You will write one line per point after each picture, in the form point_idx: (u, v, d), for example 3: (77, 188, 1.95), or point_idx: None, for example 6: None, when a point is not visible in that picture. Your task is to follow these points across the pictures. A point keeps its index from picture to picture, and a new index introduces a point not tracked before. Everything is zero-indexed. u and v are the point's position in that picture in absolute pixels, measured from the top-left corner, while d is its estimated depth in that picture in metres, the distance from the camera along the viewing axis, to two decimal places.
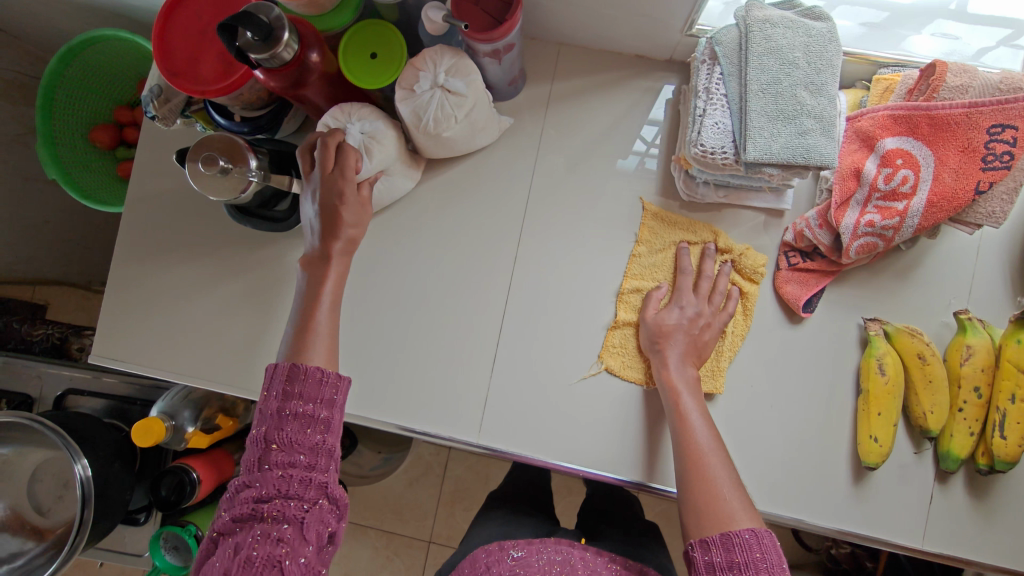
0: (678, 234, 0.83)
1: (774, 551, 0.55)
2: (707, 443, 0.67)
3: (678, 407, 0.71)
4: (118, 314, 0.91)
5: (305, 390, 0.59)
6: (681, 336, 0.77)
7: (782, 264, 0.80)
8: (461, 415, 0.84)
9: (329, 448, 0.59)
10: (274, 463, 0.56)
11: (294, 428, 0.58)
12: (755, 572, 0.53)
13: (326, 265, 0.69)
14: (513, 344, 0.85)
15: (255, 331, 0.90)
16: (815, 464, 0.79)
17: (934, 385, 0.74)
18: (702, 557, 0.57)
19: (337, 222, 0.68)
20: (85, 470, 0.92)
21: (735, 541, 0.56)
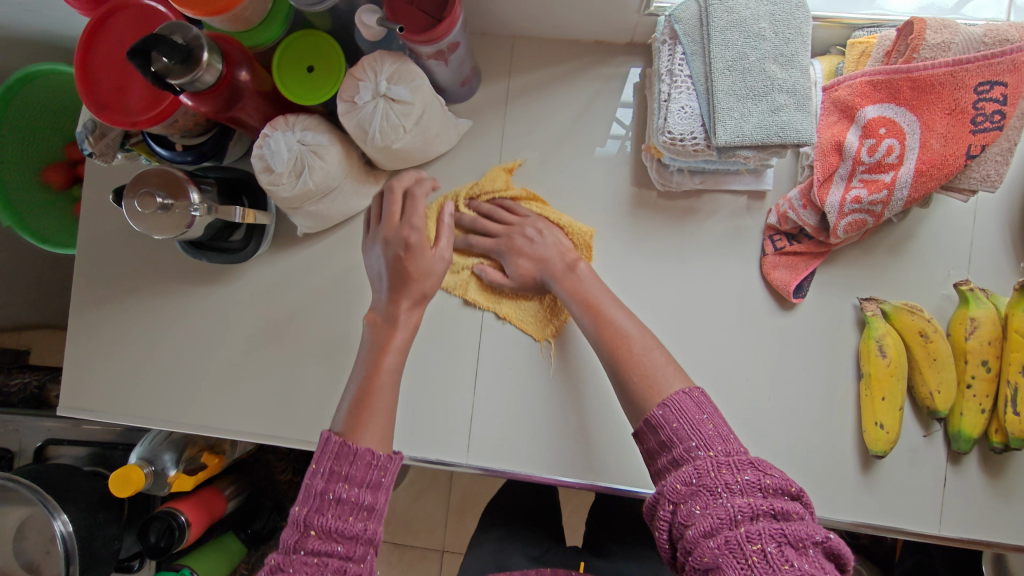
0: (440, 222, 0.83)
1: (695, 409, 0.51)
2: (631, 326, 0.64)
3: (590, 305, 0.68)
4: (82, 362, 0.87)
5: (353, 472, 0.51)
6: (545, 249, 0.76)
7: (768, 248, 0.75)
8: (447, 436, 0.81)
9: (371, 536, 0.49)
10: (309, 551, 0.47)
11: (336, 514, 0.48)
12: (682, 444, 0.49)
13: (393, 325, 0.67)
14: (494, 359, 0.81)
15: (225, 368, 0.86)
16: (820, 456, 0.75)
17: (940, 363, 0.70)
18: (643, 448, 0.53)
19: (406, 278, 0.69)
20: (65, 525, 0.89)
21: (655, 422, 0.52)
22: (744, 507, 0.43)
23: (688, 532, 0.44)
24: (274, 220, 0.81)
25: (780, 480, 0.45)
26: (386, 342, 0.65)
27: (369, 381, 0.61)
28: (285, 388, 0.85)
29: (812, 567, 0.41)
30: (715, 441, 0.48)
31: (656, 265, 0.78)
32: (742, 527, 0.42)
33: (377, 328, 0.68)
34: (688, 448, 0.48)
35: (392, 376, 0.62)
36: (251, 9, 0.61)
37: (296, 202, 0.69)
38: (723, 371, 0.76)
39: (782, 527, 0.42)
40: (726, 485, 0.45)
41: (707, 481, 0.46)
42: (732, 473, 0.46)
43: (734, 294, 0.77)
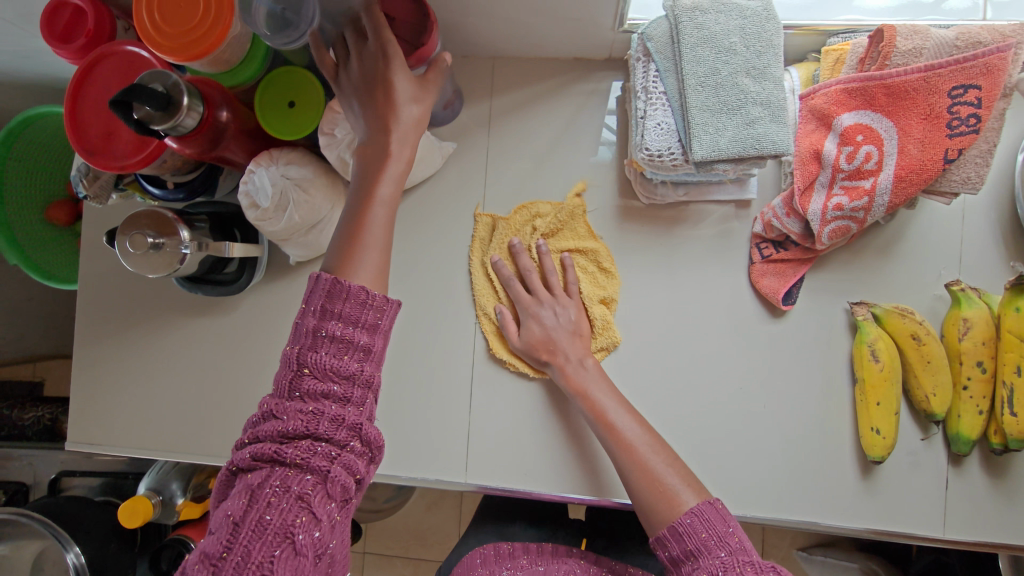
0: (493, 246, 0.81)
1: (721, 520, 0.53)
2: (635, 436, 0.64)
3: (598, 411, 0.68)
4: (88, 396, 0.89)
5: (346, 312, 0.48)
6: (561, 332, 0.75)
7: (755, 256, 0.76)
8: (445, 456, 0.81)
9: (368, 380, 0.48)
10: (305, 392, 0.46)
11: (330, 353, 0.47)
12: (708, 552, 0.51)
13: (384, 162, 0.57)
14: (487, 378, 0.82)
15: (226, 397, 0.87)
16: (819, 462, 0.75)
17: (934, 365, 0.69)
18: (665, 555, 0.54)
19: (392, 96, 0.58)
20: (78, 556, 0.91)
21: (682, 530, 0.53)
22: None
23: None
24: (266, 250, 0.83)
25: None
26: (377, 173, 0.57)
27: (366, 206, 0.56)
28: None
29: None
30: (741, 553, 0.50)
31: (645, 277, 0.78)
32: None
33: (366, 160, 0.58)
34: (715, 554, 0.50)
35: (387, 211, 0.57)
36: (229, 52, 0.62)
37: (283, 235, 0.71)
38: (717, 379, 0.76)
39: None
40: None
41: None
42: (757, 573, 0.48)
43: (724, 304, 0.77)
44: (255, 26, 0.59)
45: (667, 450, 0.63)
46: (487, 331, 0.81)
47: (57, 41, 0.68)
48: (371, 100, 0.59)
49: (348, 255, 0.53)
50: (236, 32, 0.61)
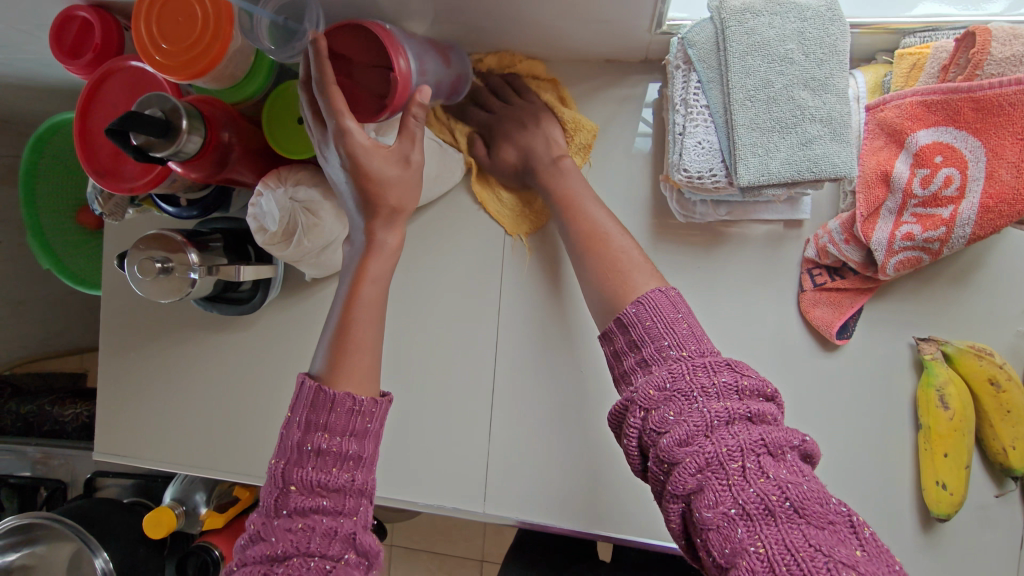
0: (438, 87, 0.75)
1: (670, 308, 0.46)
2: (608, 226, 0.61)
3: (572, 204, 0.65)
4: (113, 408, 0.89)
5: (334, 418, 0.47)
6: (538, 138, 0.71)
7: (806, 284, 0.68)
8: (464, 487, 0.78)
9: (361, 487, 0.46)
10: (293, 508, 0.44)
11: (317, 466, 0.45)
12: (653, 343, 0.44)
13: (366, 257, 0.53)
14: (509, 404, 0.77)
15: (244, 414, 0.86)
16: (874, 513, 0.67)
17: (1015, 415, 0.61)
18: (611, 349, 0.49)
19: (366, 188, 0.51)
20: (106, 562, 0.92)
21: (628, 321, 0.47)
22: (721, 411, 0.38)
23: (661, 441, 0.39)
24: (281, 268, 0.80)
25: (757, 380, 0.41)
26: (360, 273, 0.53)
27: (347, 309, 0.52)
28: None
29: (791, 471, 0.36)
30: (690, 341, 0.44)
31: None
32: (717, 434, 0.37)
33: (356, 252, 0.54)
34: (661, 347, 0.44)
35: (376, 309, 0.53)
36: (231, 67, 0.58)
37: (294, 258, 0.67)
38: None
39: (760, 434, 0.37)
40: (702, 389, 0.40)
41: (677, 379, 0.40)
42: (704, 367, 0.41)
43: (768, 335, 0.70)
44: (258, 40, 0.55)
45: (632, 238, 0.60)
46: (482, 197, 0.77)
47: (66, 56, 0.65)
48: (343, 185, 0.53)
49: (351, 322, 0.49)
50: (237, 46, 0.57)
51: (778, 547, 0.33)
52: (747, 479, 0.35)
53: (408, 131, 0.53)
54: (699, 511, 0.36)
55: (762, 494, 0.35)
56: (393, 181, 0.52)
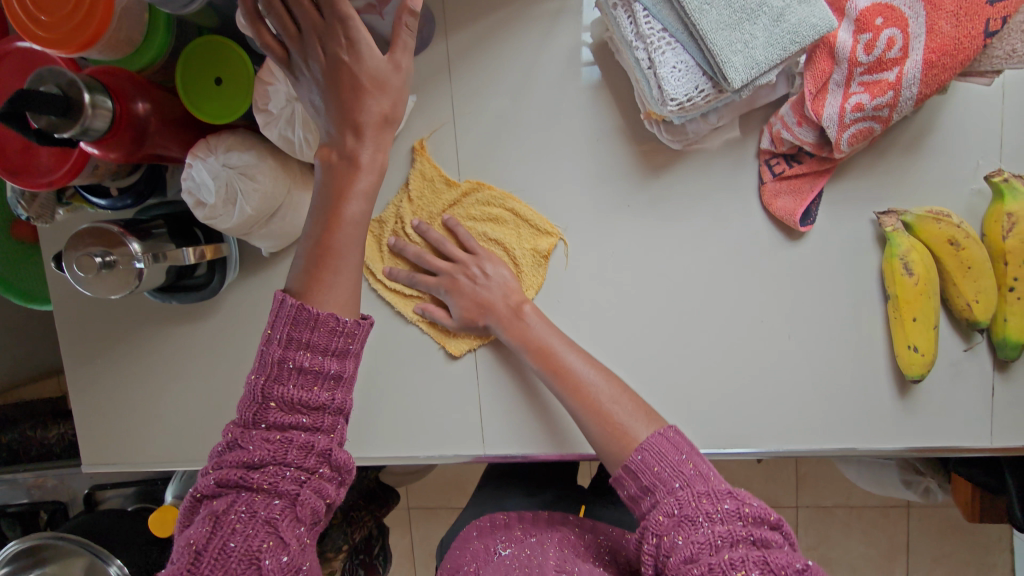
0: (382, 249, 0.77)
1: (674, 450, 0.54)
2: (592, 377, 0.65)
3: (545, 359, 0.67)
4: (93, 419, 0.87)
5: (316, 338, 0.46)
6: (496, 297, 0.71)
7: (765, 175, 0.68)
8: (461, 432, 0.79)
9: (340, 407, 0.47)
10: (272, 422, 0.45)
11: (298, 382, 0.45)
12: (665, 486, 0.52)
13: (351, 173, 0.50)
14: (490, 347, 0.76)
15: (229, 402, 0.84)
16: (853, 386, 0.70)
17: (976, 271, 0.62)
18: (626, 493, 0.56)
19: (357, 100, 0.48)
20: (122, 568, 0.91)
21: (637, 465, 0.55)
22: (722, 533, 0.47)
23: (670, 561, 0.48)
24: (234, 245, 0.77)
25: (758, 509, 0.49)
26: (344, 191, 0.50)
27: (325, 236, 0.49)
28: None
29: None
30: (698, 480, 0.52)
31: (646, 216, 0.71)
32: (723, 553, 0.46)
33: (333, 168, 0.50)
34: (672, 490, 0.51)
35: (357, 232, 0.51)
36: (124, 28, 0.53)
37: (241, 230, 0.64)
38: (735, 318, 0.71)
39: (764, 554, 0.45)
40: (706, 513, 0.49)
41: (688, 513, 0.49)
42: (713, 503, 0.49)
43: (734, 237, 0.70)
44: None
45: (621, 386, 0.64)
46: (427, 330, 0.77)
47: None
48: (325, 91, 0.48)
49: (314, 281, 0.49)
50: (123, 3, 0.52)
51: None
52: None
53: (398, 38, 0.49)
54: None
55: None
56: (383, 93, 0.49)
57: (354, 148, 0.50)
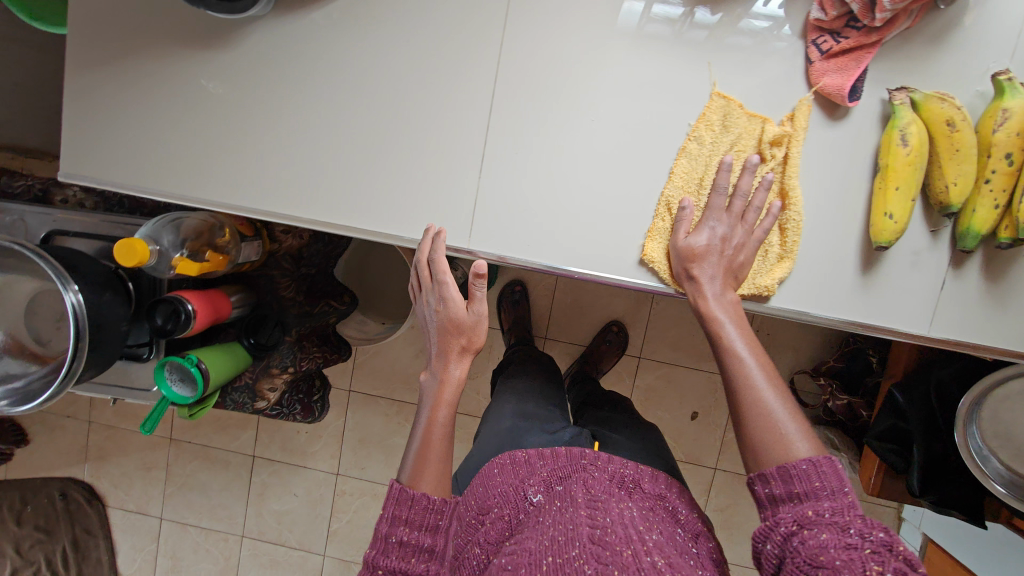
0: (720, 146, 0.77)
1: (835, 477, 0.59)
2: (754, 368, 0.67)
3: (722, 338, 0.70)
4: (81, 128, 0.86)
5: (414, 514, 0.75)
6: (718, 259, 0.73)
7: (813, 55, 0.71)
8: (450, 222, 0.84)
9: (439, 546, 0.74)
10: (392, 557, 0.73)
11: (401, 553, 0.73)
12: (815, 499, 0.58)
13: (447, 362, 0.83)
14: (496, 145, 0.81)
15: (224, 143, 0.85)
16: (822, 255, 0.75)
17: (961, 155, 0.68)
18: (763, 489, 0.62)
19: (444, 369, 0.83)
20: (77, 299, 0.91)
21: (792, 472, 0.60)
22: (869, 547, 0.53)
23: (807, 551, 0.54)
24: None
25: (912, 552, 0.54)
26: (436, 401, 0.83)
27: (427, 435, 0.81)
28: (281, 166, 0.85)
29: None
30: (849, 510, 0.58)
31: (677, 50, 0.75)
32: (867, 559, 0.52)
33: (430, 384, 0.84)
34: (821, 503, 0.58)
35: (444, 431, 0.82)
36: None
37: None
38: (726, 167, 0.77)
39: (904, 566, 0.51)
40: (861, 531, 0.54)
41: (837, 517, 0.56)
42: (867, 527, 0.54)
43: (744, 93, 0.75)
44: None
45: (776, 376, 0.68)
46: (657, 211, 0.80)
47: None
48: (440, 335, 0.83)
49: (418, 474, 0.78)
50: None
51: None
52: None
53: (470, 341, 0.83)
54: None
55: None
56: (458, 310, 0.81)
57: (448, 367, 0.83)
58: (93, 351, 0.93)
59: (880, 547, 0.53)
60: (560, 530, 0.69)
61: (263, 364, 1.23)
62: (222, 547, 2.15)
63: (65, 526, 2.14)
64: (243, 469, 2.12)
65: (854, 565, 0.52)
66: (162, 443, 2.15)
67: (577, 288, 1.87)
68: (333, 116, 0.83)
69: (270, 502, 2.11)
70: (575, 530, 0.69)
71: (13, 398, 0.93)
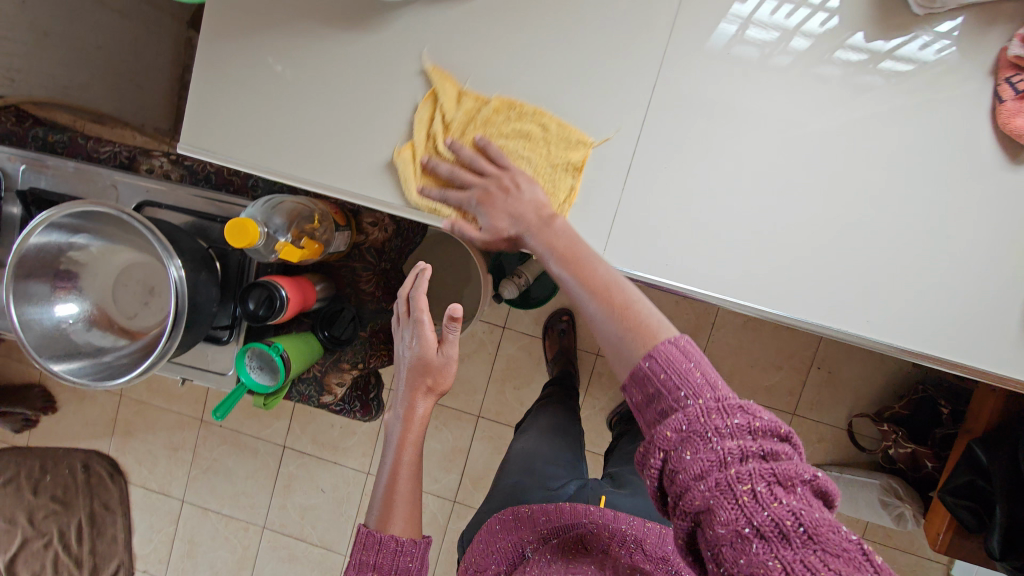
0: (421, 150, 0.81)
1: (681, 358, 0.59)
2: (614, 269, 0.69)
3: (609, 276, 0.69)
4: (208, 96, 0.83)
5: (381, 557, 0.84)
6: (520, 201, 0.76)
7: (1005, 94, 0.72)
8: (588, 231, 0.82)
9: None
10: None
11: None
12: (666, 393, 0.57)
13: (417, 398, 0.94)
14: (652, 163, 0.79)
15: (358, 129, 0.81)
16: (995, 309, 0.76)
17: None
18: (631, 399, 0.61)
19: (410, 408, 0.94)
20: (180, 272, 0.87)
21: (642, 374, 0.59)
22: (734, 449, 0.53)
23: (679, 478, 0.53)
24: None
25: (765, 421, 0.55)
26: (403, 440, 0.93)
27: (392, 480, 0.91)
28: (424, 159, 0.81)
29: (801, 499, 0.52)
30: (703, 389, 0.56)
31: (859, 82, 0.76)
32: (731, 471, 0.52)
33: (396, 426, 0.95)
34: (677, 399, 0.56)
35: (410, 477, 0.91)
36: None
37: None
38: (895, 202, 0.77)
39: (771, 468, 0.52)
40: (717, 430, 0.54)
41: (695, 426, 0.54)
42: (722, 422, 0.54)
43: (919, 132, 0.75)
44: None
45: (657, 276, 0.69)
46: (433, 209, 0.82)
47: None
48: (412, 371, 0.94)
49: (389, 518, 0.88)
50: None
51: (794, 565, 0.48)
52: (765, 507, 0.50)
53: (440, 371, 0.93)
54: (714, 527, 0.51)
55: (781, 523, 0.50)
56: (430, 346, 0.93)
57: (413, 406, 0.94)
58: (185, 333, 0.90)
59: (741, 433, 0.54)
60: None
61: (333, 358, 1.19)
62: (241, 536, 2.10)
63: (83, 499, 2.09)
64: (271, 459, 2.07)
65: (722, 491, 0.51)
66: (191, 424, 2.11)
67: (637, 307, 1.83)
68: (479, 114, 0.80)
69: (296, 495, 2.06)
70: None
71: (93, 372, 0.88)
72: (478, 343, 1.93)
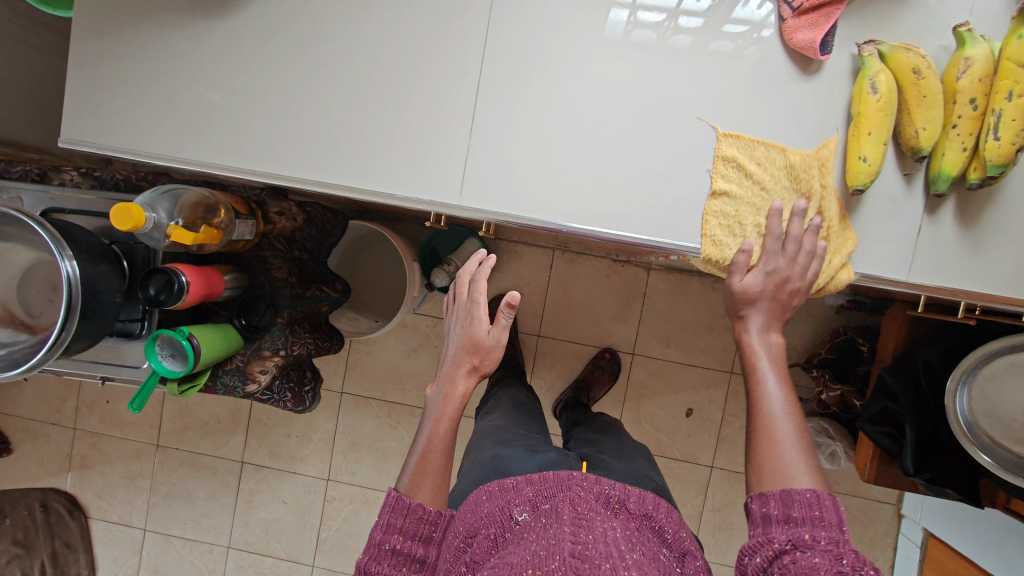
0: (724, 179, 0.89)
1: (833, 511, 0.63)
2: (778, 408, 0.73)
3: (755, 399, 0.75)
4: (86, 92, 0.90)
5: (408, 523, 0.82)
6: (763, 281, 0.82)
7: (786, 14, 0.85)
8: (443, 179, 0.92)
9: (428, 560, 0.81)
10: (383, 564, 0.79)
11: (391, 561, 0.79)
12: (812, 526, 0.62)
13: (461, 376, 0.92)
14: (504, 113, 0.90)
15: (231, 109, 0.90)
16: (809, 210, 0.89)
17: (928, 100, 0.82)
18: (760, 509, 0.66)
19: (452, 384, 0.91)
20: (73, 269, 0.92)
21: (796, 499, 0.65)
22: (852, 572, 0.56)
23: (788, 572, 0.58)
24: None
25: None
26: (439, 414, 0.90)
27: (425, 449, 0.88)
28: (297, 129, 0.90)
29: None
30: (837, 537, 0.61)
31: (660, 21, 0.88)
32: None
33: (439, 401, 0.91)
34: (818, 531, 0.61)
35: (443, 448, 0.88)
36: None
37: None
38: (707, 124, 0.89)
39: None
40: (847, 560, 0.57)
41: (829, 546, 0.59)
42: (858, 561, 0.57)
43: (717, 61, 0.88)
44: None
45: (801, 420, 0.73)
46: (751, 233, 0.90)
47: None
48: (464, 349, 0.92)
49: (413, 487, 0.85)
50: None
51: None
52: None
53: (485, 353, 0.92)
54: None
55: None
56: (481, 327, 0.92)
57: (457, 385, 0.91)
58: (83, 321, 0.94)
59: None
60: (543, 544, 0.68)
61: (254, 348, 1.21)
62: (206, 559, 2.08)
63: (43, 539, 2.04)
64: (231, 476, 2.07)
65: None
66: (147, 450, 2.11)
67: (568, 284, 1.89)
68: (345, 85, 0.89)
69: (258, 510, 2.06)
70: (557, 545, 0.68)
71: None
72: (423, 337, 1.99)
